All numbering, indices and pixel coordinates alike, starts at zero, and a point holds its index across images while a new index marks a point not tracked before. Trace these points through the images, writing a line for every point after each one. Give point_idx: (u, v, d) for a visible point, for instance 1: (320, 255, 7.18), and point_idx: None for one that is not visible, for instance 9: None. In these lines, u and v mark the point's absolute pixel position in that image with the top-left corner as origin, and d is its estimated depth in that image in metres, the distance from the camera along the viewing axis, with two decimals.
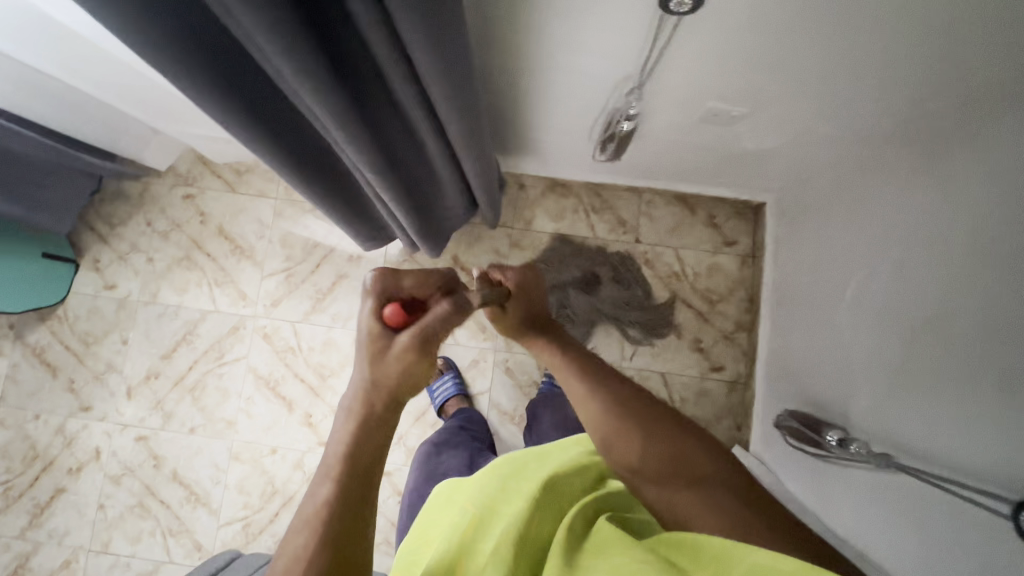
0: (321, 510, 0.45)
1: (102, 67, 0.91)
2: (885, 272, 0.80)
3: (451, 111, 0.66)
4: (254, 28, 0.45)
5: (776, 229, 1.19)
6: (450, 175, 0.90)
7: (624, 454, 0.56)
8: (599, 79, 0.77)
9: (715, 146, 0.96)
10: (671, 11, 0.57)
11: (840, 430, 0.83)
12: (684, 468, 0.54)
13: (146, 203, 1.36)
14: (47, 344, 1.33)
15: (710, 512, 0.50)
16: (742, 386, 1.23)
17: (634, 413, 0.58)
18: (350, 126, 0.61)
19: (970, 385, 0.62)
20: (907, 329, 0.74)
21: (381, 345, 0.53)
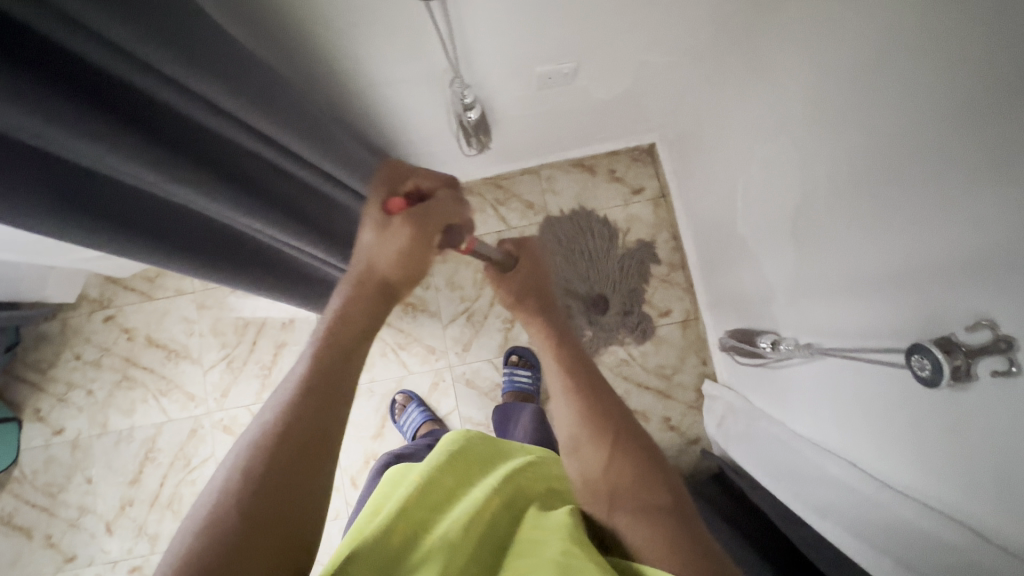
0: (271, 433, 0.41)
1: None
2: (760, 169, 0.81)
3: (293, 131, 0.64)
4: (25, 124, 0.42)
5: (673, 164, 1.21)
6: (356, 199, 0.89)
7: (590, 463, 0.57)
8: (423, 81, 0.77)
9: (574, 106, 0.97)
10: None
11: (771, 334, 0.83)
12: (639, 497, 0.54)
13: (70, 338, 1.33)
14: (14, 509, 1.29)
15: (654, 533, 0.51)
16: (693, 321, 1.24)
17: (603, 425, 0.58)
18: (204, 181, 0.58)
19: (853, 253, 0.63)
20: (791, 217, 0.75)
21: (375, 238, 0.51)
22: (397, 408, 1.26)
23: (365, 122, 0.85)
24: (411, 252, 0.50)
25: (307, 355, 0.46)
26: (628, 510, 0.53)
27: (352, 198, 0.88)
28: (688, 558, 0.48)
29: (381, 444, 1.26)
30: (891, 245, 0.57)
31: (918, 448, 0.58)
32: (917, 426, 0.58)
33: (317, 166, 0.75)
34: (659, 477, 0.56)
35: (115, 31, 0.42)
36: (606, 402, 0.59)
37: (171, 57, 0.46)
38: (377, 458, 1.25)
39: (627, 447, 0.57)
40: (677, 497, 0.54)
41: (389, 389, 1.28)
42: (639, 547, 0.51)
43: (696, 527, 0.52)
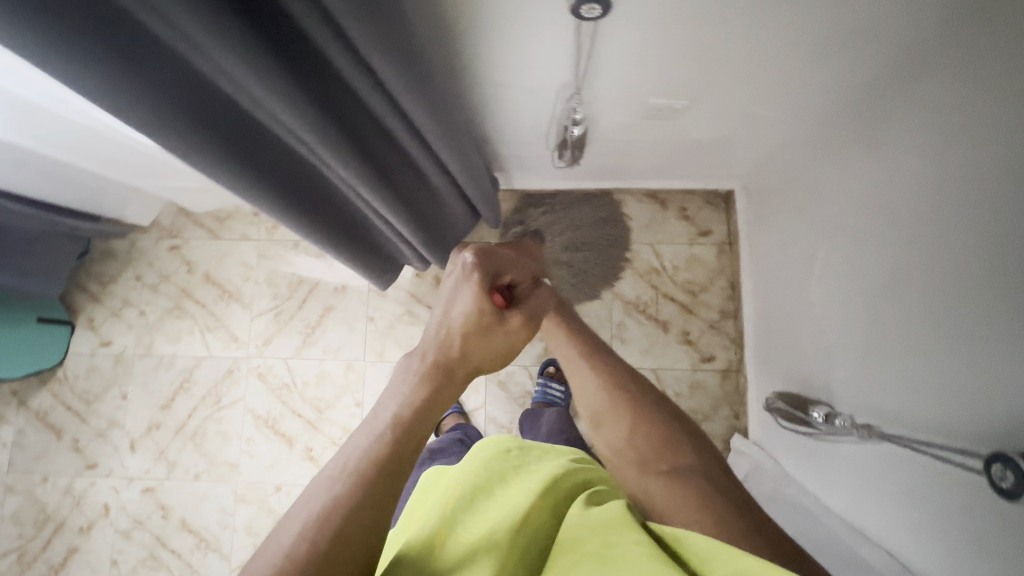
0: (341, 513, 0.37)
1: (86, 138, 0.95)
2: (849, 241, 0.81)
3: (435, 126, 0.66)
4: (216, 51, 0.44)
5: (748, 215, 1.20)
6: (446, 186, 0.91)
7: (613, 436, 0.58)
8: (540, 90, 0.79)
9: (670, 141, 0.98)
10: (583, 18, 0.57)
11: (825, 407, 0.82)
12: (671, 461, 0.53)
13: (134, 259, 1.39)
14: (50, 407, 1.35)
15: (679, 492, 0.50)
16: (734, 373, 1.23)
17: (622, 394, 0.58)
18: (340, 146, 0.62)
19: (935, 347, 0.63)
20: (872, 297, 0.75)
21: (477, 323, 0.46)
22: None
23: (472, 116, 0.88)
24: (508, 351, 0.48)
25: (396, 399, 0.42)
26: (656, 470, 0.53)
27: (448, 184, 0.91)
28: (714, 511, 0.48)
29: None
30: (981, 348, 0.56)
31: (969, 556, 0.58)
32: (974, 535, 0.57)
33: (436, 152, 0.77)
34: (689, 443, 0.56)
35: (352, 25, 0.45)
36: (622, 373, 0.60)
37: (365, 33, 0.47)
38: None
39: (651, 414, 0.57)
40: (708, 457, 0.54)
41: None
42: (661, 506, 0.50)
43: (725, 486, 0.51)
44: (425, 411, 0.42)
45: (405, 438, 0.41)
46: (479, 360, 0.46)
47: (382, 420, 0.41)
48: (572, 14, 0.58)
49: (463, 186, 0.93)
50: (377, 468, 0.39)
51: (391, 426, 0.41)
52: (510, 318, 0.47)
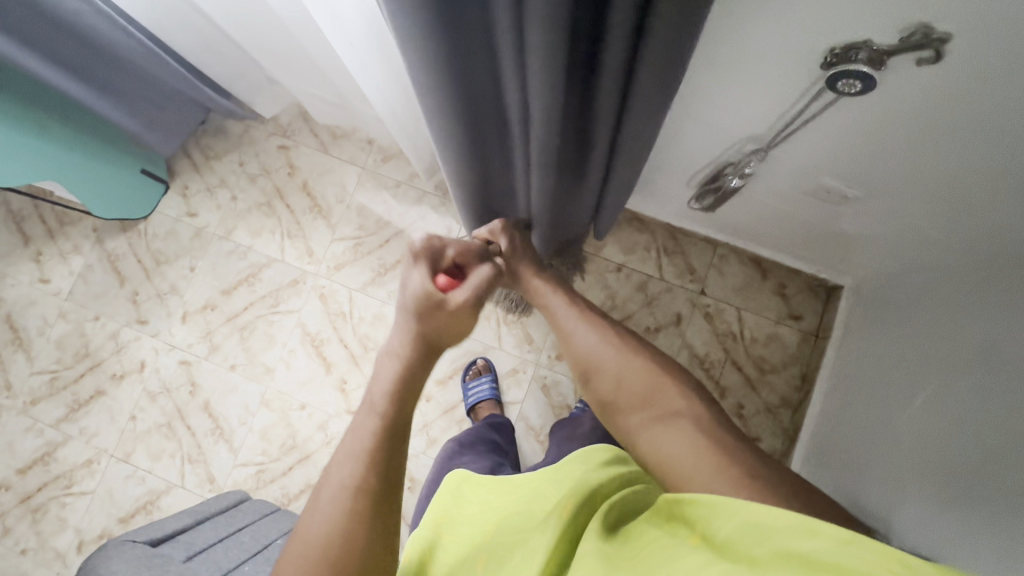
0: (351, 491, 0.53)
1: (269, 31, 0.97)
2: (962, 390, 0.76)
3: (631, 148, 0.66)
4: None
5: (849, 316, 1.16)
6: (590, 202, 0.89)
7: (603, 386, 0.67)
8: (722, 133, 0.76)
9: (814, 222, 0.95)
10: (837, 90, 0.56)
11: (881, 538, 0.82)
12: (656, 403, 0.61)
13: (243, 144, 1.41)
14: (122, 254, 1.39)
15: (668, 429, 0.57)
16: (774, 463, 1.20)
17: (608, 346, 0.70)
18: (551, 131, 0.62)
19: None
20: (968, 457, 0.71)
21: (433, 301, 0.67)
22: (472, 370, 1.29)
23: None
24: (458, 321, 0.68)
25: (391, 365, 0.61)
26: (641, 413, 0.61)
27: (595, 201, 0.89)
28: (701, 440, 0.54)
29: (439, 391, 1.29)
30: None
31: None
32: None
33: (609, 171, 0.76)
34: (671, 384, 0.63)
35: (662, 33, 0.45)
36: (610, 332, 0.72)
37: (662, 41, 0.46)
38: (429, 401, 1.29)
39: (637, 362, 0.66)
40: (692, 398, 0.60)
41: (473, 349, 1.31)
42: (657, 447, 0.57)
43: (709, 423, 0.57)
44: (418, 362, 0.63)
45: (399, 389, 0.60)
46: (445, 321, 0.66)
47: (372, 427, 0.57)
48: (829, 87, 0.56)
49: (601, 206, 0.90)
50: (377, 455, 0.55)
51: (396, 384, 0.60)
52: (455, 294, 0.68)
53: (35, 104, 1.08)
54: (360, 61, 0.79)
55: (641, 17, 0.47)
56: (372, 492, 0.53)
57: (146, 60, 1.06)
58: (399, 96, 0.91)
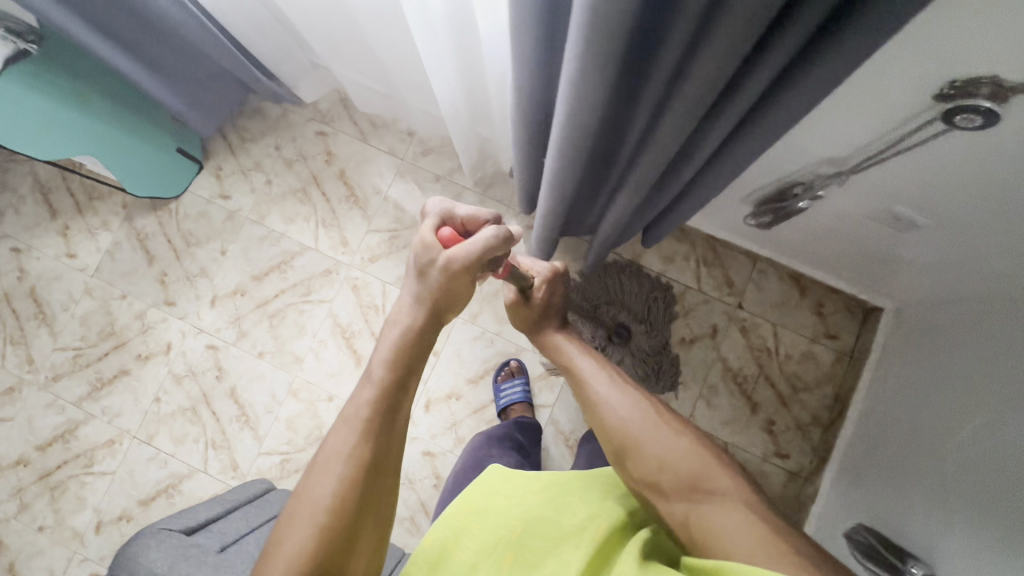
0: (336, 477, 0.54)
1: (333, 17, 0.96)
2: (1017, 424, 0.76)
3: (725, 165, 0.66)
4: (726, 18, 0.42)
5: (887, 339, 1.16)
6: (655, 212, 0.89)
7: (646, 465, 0.62)
8: (800, 154, 0.76)
9: (872, 245, 0.94)
10: (953, 124, 0.55)
11: (923, 568, 0.82)
12: (709, 485, 0.59)
13: (281, 128, 1.39)
14: (151, 233, 1.37)
15: (730, 521, 0.55)
16: (801, 480, 1.21)
17: (646, 417, 0.66)
18: (670, 140, 0.61)
19: None
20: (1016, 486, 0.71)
21: (431, 256, 0.64)
22: (504, 371, 1.28)
23: None
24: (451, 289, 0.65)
25: (375, 382, 0.60)
26: (695, 500, 0.58)
27: (659, 212, 0.88)
28: (768, 535, 0.53)
29: (469, 390, 1.28)
30: None
31: None
32: None
33: (689, 185, 0.75)
34: (718, 464, 0.61)
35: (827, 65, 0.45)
36: (644, 400, 0.68)
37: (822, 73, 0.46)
38: (458, 399, 1.28)
39: (680, 438, 0.63)
40: (744, 484, 0.59)
41: (505, 350, 1.30)
42: (720, 539, 0.54)
43: (770, 516, 0.56)
44: (406, 375, 0.62)
45: (392, 398, 0.60)
46: (444, 297, 0.65)
47: (355, 420, 0.57)
48: (944, 119, 0.56)
49: (662, 218, 0.90)
50: (365, 447, 0.56)
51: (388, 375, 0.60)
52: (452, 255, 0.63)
53: (77, 75, 1.06)
54: (434, 55, 0.79)
55: (808, 40, 0.45)
56: (356, 493, 0.54)
57: (206, 44, 1.06)
58: (463, 92, 0.90)
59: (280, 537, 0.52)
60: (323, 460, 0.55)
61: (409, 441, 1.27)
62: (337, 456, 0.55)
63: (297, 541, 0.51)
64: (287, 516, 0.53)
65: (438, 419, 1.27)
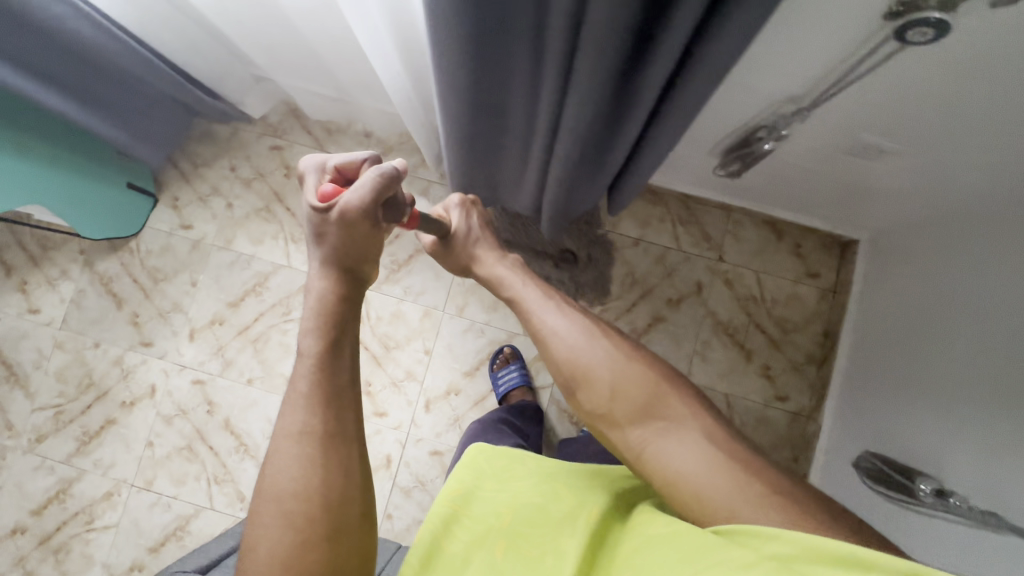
0: (297, 463, 0.52)
1: (265, 25, 0.93)
2: (1005, 329, 0.77)
3: (671, 122, 0.65)
4: None
5: (867, 269, 1.18)
6: (618, 173, 0.87)
7: (598, 399, 0.64)
8: (759, 95, 0.76)
9: (842, 179, 0.95)
10: (906, 40, 0.55)
11: (933, 481, 0.83)
12: (660, 412, 0.61)
13: (233, 148, 1.34)
14: (115, 276, 1.32)
15: (686, 448, 0.57)
16: (804, 419, 1.23)
17: (595, 348, 0.67)
18: (588, 95, 0.61)
19: None
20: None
21: (320, 222, 0.62)
22: (498, 359, 1.27)
23: None
24: (360, 241, 0.62)
25: (309, 357, 0.57)
26: (649, 428, 0.61)
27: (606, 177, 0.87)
28: (726, 459, 0.56)
29: (467, 383, 1.27)
30: None
31: None
32: None
33: (641, 139, 0.74)
34: (668, 389, 0.63)
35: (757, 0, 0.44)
36: (591, 331, 0.69)
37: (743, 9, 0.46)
38: (458, 394, 1.27)
39: (628, 366, 0.65)
40: (693, 404, 0.62)
41: (497, 338, 1.29)
42: (679, 470, 0.57)
43: (723, 438, 0.59)
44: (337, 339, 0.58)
45: (332, 367, 0.57)
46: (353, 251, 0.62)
47: (300, 403, 0.55)
48: (896, 36, 0.56)
49: (618, 184, 0.90)
50: (322, 428, 0.54)
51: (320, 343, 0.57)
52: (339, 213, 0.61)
53: (21, 123, 1.02)
54: (372, 36, 0.75)
55: None
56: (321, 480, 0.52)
57: (143, 69, 1.01)
58: (415, 81, 0.88)
59: (255, 541, 0.51)
60: (280, 449, 0.53)
61: (414, 444, 1.25)
62: (298, 441, 0.53)
63: (272, 541, 0.50)
64: (258, 519, 0.52)
65: (440, 417, 1.26)
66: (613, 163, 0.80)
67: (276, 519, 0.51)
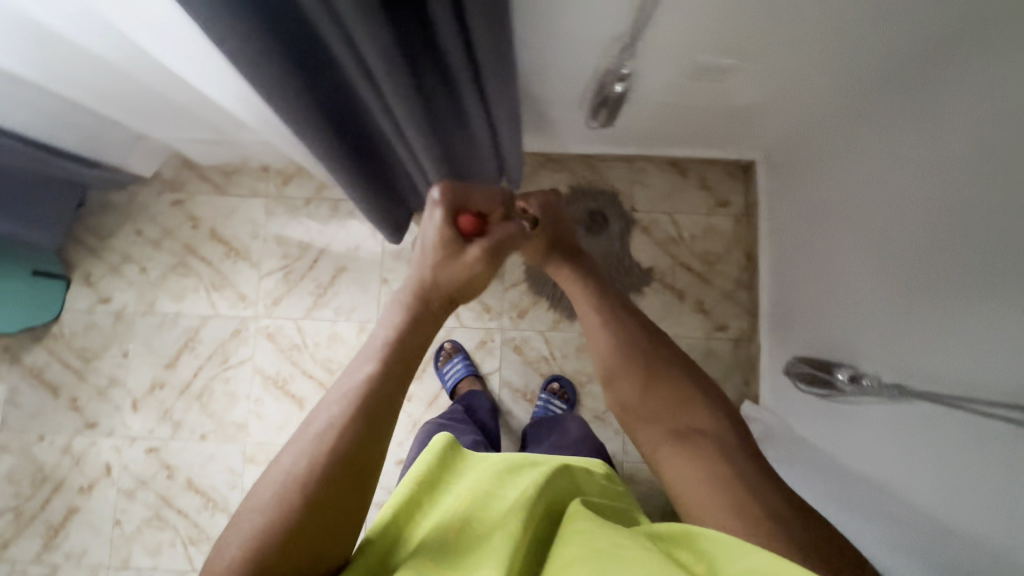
0: (316, 461, 0.50)
1: (112, 83, 0.92)
2: (892, 201, 0.80)
3: (494, 76, 0.67)
4: None
5: (768, 185, 1.21)
6: (487, 136, 0.87)
7: (626, 393, 0.68)
8: (589, 44, 0.77)
9: (707, 104, 0.97)
10: None
11: (850, 368, 0.85)
12: (686, 426, 0.63)
13: (134, 212, 1.33)
14: (45, 365, 1.30)
15: (696, 458, 0.60)
16: (746, 343, 1.25)
17: (637, 352, 0.69)
18: (401, 81, 0.63)
19: (982, 306, 0.64)
20: (912, 256, 0.76)
21: (441, 240, 0.69)
22: (442, 356, 1.28)
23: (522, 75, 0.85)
24: (470, 274, 0.68)
25: (375, 357, 0.58)
26: (672, 433, 0.63)
27: (479, 144, 0.90)
28: (729, 478, 0.57)
29: (417, 387, 1.28)
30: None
31: (1006, 518, 0.60)
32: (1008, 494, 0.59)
33: (483, 94, 0.73)
34: (703, 405, 0.64)
35: None
36: (640, 337, 0.70)
37: None
38: (411, 400, 1.27)
39: (666, 375, 0.67)
40: (724, 426, 0.63)
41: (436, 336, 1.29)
42: (681, 477, 0.59)
43: (736, 460, 0.59)
44: (409, 358, 0.60)
45: (395, 380, 0.57)
46: (459, 283, 0.68)
47: (343, 400, 0.54)
48: None
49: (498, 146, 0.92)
50: (357, 432, 0.53)
51: (388, 347, 0.59)
52: (471, 249, 0.68)
53: None
54: (176, 53, 0.69)
55: None
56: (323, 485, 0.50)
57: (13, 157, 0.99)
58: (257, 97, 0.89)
59: (238, 528, 0.48)
60: (310, 434, 0.52)
61: None
62: (321, 436, 0.52)
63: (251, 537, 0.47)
64: (251, 506, 0.49)
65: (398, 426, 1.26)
66: (475, 127, 0.82)
67: (262, 513, 0.48)
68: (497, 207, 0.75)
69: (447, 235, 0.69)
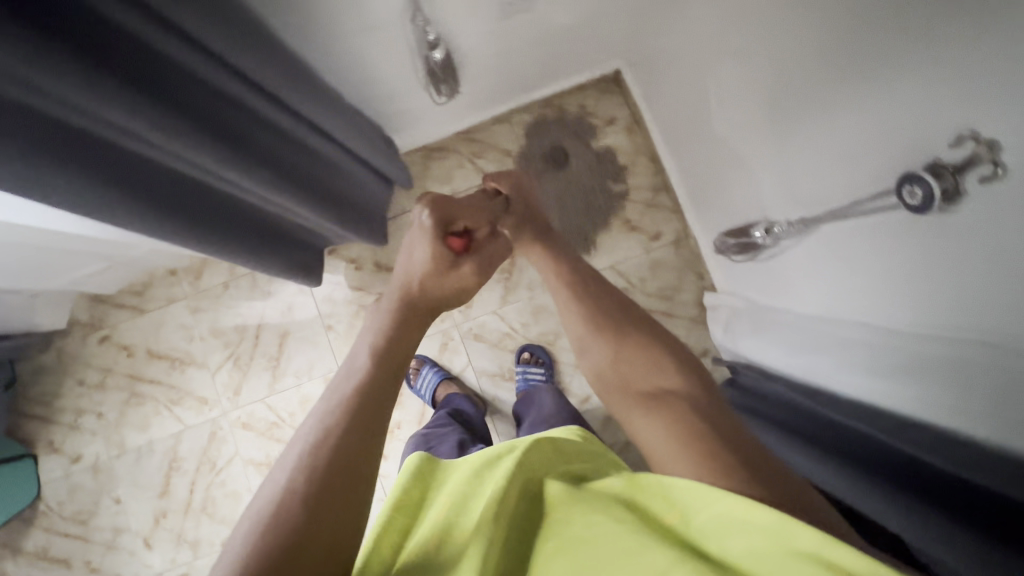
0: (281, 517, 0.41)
1: None
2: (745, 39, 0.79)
3: (266, 67, 0.65)
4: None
5: (640, 86, 1.21)
6: (329, 145, 0.86)
7: (596, 360, 0.62)
8: (386, 24, 0.76)
9: (538, 34, 0.97)
10: None
11: (762, 223, 0.86)
12: (661, 389, 0.56)
13: (67, 365, 1.31)
14: (47, 543, 1.28)
15: (662, 415, 0.52)
16: (685, 240, 1.26)
17: (612, 323, 0.62)
18: (180, 132, 0.61)
19: (847, 107, 0.64)
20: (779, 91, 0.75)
21: (436, 259, 0.64)
22: (411, 373, 1.27)
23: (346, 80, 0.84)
24: (461, 288, 0.65)
25: (354, 377, 0.51)
26: (640, 396, 0.56)
27: (326, 155, 0.87)
28: (697, 436, 0.49)
29: (402, 412, 1.27)
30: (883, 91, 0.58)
31: (931, 294, 0.60)
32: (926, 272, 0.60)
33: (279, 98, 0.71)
34: (681, 371, 0.57)
35: None
36: (619, 308, 0.64)
37: None
38: (401, 426, 1.27)
39: (641, 341, 0.60)
40: (700, 390, 0.55)
41: None
42: (650, 439, 0.52)
43: (707, 420, 0.51)
44: (391, 375, 0.52)
45: (374, 418, 0.49)
46: (449, 295, 0.64)
47: (309, 446, 0.45)
48: None
49: (341, 145, 0.89)
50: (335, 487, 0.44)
51: (360, 386, 0.50)
52: (465, 265, 0.66)
53: None
54: None
55: None
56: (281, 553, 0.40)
57: None
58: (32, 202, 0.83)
59: None
60: (279, 489, 0.43)
61: None
62: (285, 492, 0.43)
63: None
64: None
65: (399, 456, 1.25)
66: (306, 140, 0.80)
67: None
68: (487, 221, 0.71)
69: (445, 255, 0.65)
